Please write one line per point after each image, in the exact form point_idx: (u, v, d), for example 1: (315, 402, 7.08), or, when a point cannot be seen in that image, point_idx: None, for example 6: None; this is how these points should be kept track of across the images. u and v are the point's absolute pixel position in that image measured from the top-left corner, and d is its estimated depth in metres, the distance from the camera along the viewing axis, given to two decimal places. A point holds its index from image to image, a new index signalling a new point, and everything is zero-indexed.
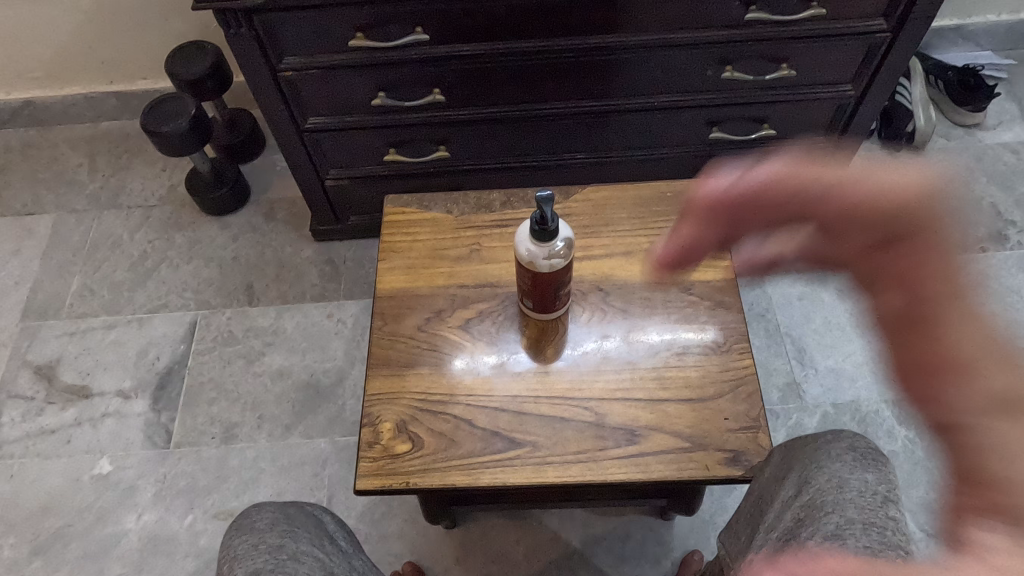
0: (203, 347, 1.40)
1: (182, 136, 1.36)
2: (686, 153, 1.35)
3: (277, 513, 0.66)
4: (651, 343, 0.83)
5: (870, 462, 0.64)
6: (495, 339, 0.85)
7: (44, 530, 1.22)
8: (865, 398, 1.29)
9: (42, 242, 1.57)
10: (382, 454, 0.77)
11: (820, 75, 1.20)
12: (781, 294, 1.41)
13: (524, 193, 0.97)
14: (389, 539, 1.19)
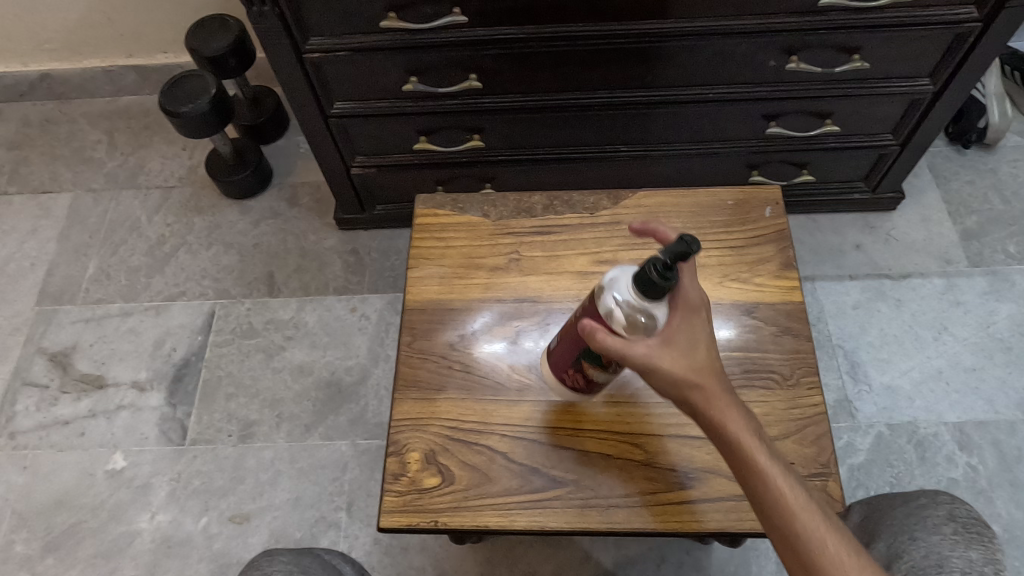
0: (222, 339, 1.35)
1: (202, 117, 1.29)
2: (738, 149, 1.25)
3: (291, 566, 0.60)
4: None
5: (974, 536, 0.58)
6: (534, 361, 0.77)
7: (56, 525, 1.18)
8: (922, 418, 1.19)
9: (58, 222, 1.52)
10: (408, 488, 0.70)
11: (896, 67, 1.09)
12: (833, 303, 1.31)
13: (568, 196, 0.89)
14: (410, 551, 1.13)
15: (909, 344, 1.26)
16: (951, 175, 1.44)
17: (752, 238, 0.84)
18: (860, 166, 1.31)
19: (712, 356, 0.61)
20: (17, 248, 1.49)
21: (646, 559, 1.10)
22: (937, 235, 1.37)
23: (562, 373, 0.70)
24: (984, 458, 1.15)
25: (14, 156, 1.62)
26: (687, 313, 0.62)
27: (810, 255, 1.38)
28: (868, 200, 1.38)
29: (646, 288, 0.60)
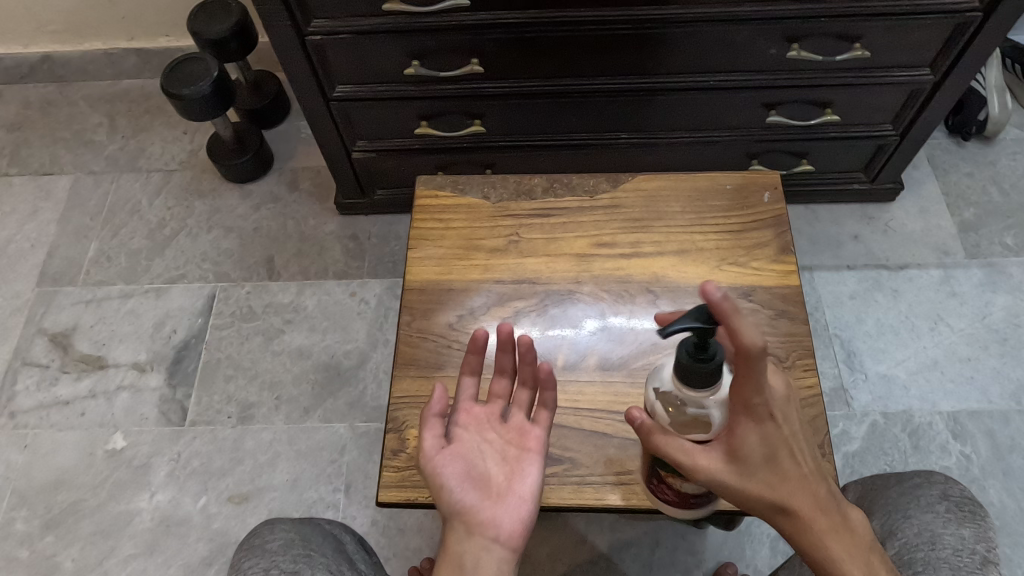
0: (221, 322, 1.35)
1: (204, 100, 1.29)
2: (739, 137, 1.25)
3: (291, 535, 0.61)
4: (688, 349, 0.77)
5: (966, 514, 0.59)
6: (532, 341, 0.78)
7: (56, 504, 1.19)
8: (917, 408, 1.20)
9: (59, 204, 1.52)
10: (407, 463, 0.72)
11: (897, 57, 1.09)
12: (830, 292, 1.32)
13: (568, 178, 0.89)
14: (407, 532, 1.14)
15: (905, 334, 1.27)
16: (950, 167, 1.44)
17: (750, 223, 0.85)
18: (859, 156, 1.31)
19: (787, 455, 0.57)
20: (17, 230, 1.49)
21: (641, 542, 1.11)
22: (935, 227, 1.38)
23: (649, 480, 0.66)
24: (977, 447, 1.16)
25: (14, 138, 1.62)
26: (759, 421, 0.56)
27: (808, 245, 1.38)
28: (866, 191, 1.38)
29: (686, 375, 0.57)
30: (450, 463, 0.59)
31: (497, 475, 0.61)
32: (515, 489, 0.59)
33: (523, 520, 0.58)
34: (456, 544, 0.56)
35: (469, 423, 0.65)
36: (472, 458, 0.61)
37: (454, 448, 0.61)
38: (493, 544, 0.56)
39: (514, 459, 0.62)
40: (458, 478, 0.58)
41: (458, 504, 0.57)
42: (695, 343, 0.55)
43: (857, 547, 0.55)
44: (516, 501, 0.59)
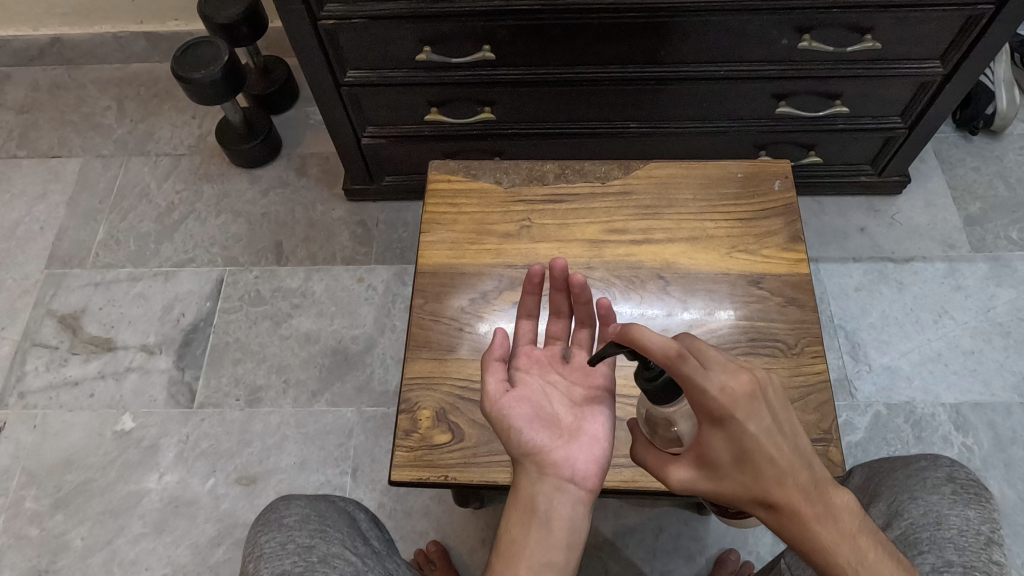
0: (229, 306, 1.36)
1: (214, 84, 1.29)
2: (748, 128, 1.26)
3: (308, 510, 0.62)
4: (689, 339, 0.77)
5: (971, 495, 0.60)
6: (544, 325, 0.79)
7: (66, 483, 1.20)
8: (920, 399, 1.21)
9: (68, 186, 1.53)
10: (419, 443, 0.73)
11: (907, 49, 1.09)
12: (835, 284, 1.33)
13: (580, 165, 0.90)
14: (414, 516, 1.15)
15: (909, 326, 1.28)
16: (957, 162, 1.45)
17: (760, 211, 0.85)
18: (866, 148, 1.32)
19: (756, 451, 0.52)
20: (26, 212, 1.50)
21: (645, 528, 1.12)
22: (941, 220, 1.38)
23: None
24: (979, 439, 1.17)
25: (23, 121, 1.62)
26: (718, 421, 0.53)
27: (815, 237, 1.39)
28: (873, 184, 1.39)
29: (649, 393, 0.60)
30: (517, 405, 0.61)
31: (567, 414, 0.63)
32: (588, 426, 0.62)
33: (599, 458, 0.60)
34: (530, 485, 0.58)
35: (531, 367, 0.67)
36: (538, 399, 0.63)
37: (519, 390, 0.63)
38: (568, 483, 0.58)
39: (582, 398, 0.64)
40: (527, 417, 0.60)
41: (529, 444, 0.59)
42: (641, 362, 0.59)
43: (850, 534, 0.49)
44: (589, 436, 0.61)
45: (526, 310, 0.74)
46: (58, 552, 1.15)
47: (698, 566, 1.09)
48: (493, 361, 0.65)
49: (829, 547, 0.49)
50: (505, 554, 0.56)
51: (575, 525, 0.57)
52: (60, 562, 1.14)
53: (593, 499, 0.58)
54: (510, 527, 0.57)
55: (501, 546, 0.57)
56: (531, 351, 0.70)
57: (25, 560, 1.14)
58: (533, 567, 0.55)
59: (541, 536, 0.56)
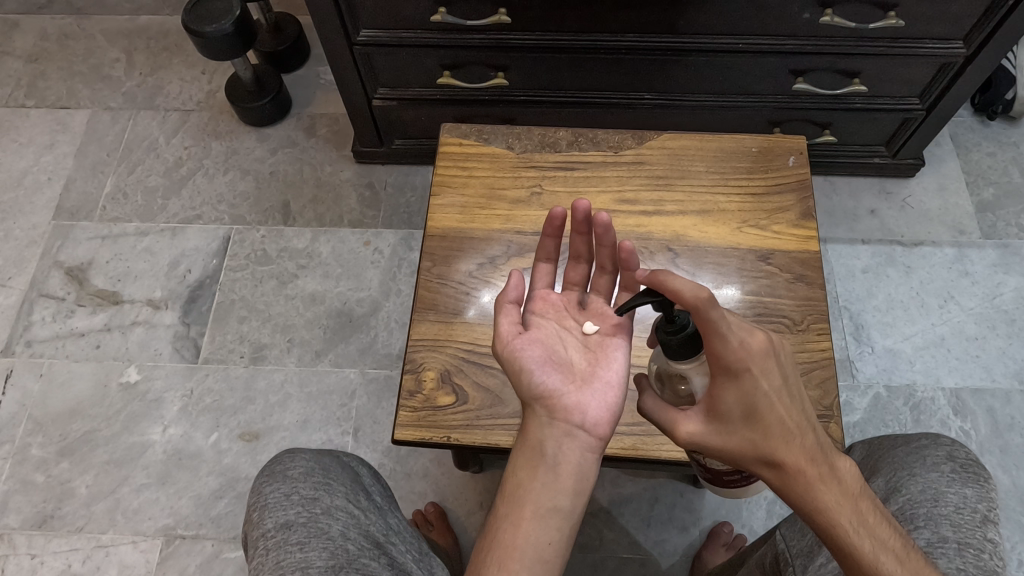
0: (236, 264, 1.36)
1: (225, 39, 1.28)
2: (764, 104, 1.24)
3: (313, 463, 0.63)
4: None
5: (970, 474, 0.61)
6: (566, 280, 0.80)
7: (71, 432, 1.22)
8: (921, 382, 1.21)
9: (76, 138, 1.52)
10: (423, 404, 0.73)
11: (931, 27, 1.07)
12: (842, 265, 1.32)
13: (594, 133, 0.89)
14: (413, 477, 1.17)
15: (914, 310, 1.28)
16: (973, 147, 1.43)
17: (773, 186, 0.85)
18: (882, 129, 1.30)
19: (767, 412, 0.52)
20: (34, 162, 1.49)
21: (640, 497, 1.13)
22: (953, 205, 1.37)
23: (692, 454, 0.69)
24: (977, 424, 1.18)
25: (31, 70, 1.60)
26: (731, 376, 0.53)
27: (824, 216, 1.38)
28: (886, 166, 1.38)
29: (670, 350, 0.60)
30: (530, 348, 0.62)
31: (582, 361, 0.64)
32: (601, 372, 0.62)
33: (610, 405, 0.61)
34: (539, 429, 0.59)
35: (547, 312, 0.68)
36: (552, 343, 0.64)
37: (533, 335, 0.64)
38: (577, 429, 0.59)
39: (597, 345, 0.65)
40: (539, 360, 0.62)
41: (540, 386, 0.60)
42: (665, 317, 0.59)
43: (848, 499, 0.50)
44: (602, 381, 0.62)
45: (545, 254, 0.74)
46: (62, 499, 1.17)
47: (691, 537, 1.10)
48: (507, 303, 0.66)
49: (832, 509, 0.50)
50: (510, 497, 0.57)
51: (582, 471, 0.57)
52: (65, 508, 1.16)
53: (603, 446, 0.59)
54: (516, 471, 0.58)
55: (507, 488, 0.58)
56: (548, 296, 0.71)
57: (31, 505, 1.16)
58: (538, 510, 0.55)
59: (547, 480, 0.57)
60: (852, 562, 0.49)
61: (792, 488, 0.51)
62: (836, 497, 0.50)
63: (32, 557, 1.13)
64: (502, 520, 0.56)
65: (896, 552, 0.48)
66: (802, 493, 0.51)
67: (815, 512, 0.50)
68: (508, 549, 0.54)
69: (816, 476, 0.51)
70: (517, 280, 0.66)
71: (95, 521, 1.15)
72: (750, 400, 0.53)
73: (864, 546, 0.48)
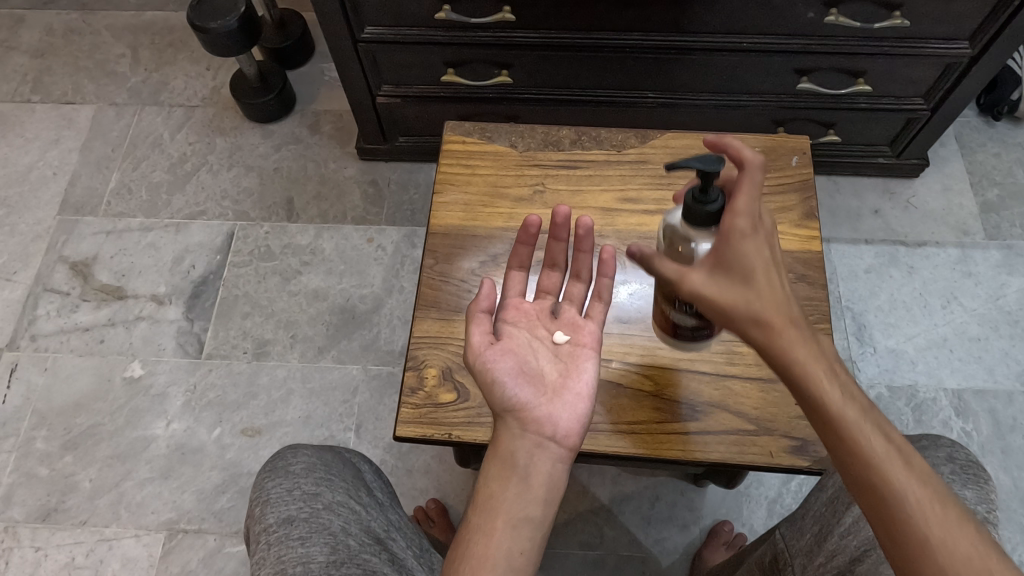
0: (240, 260, 1.37)
1: (230, 35, 1.28)
2: (767, 103, 1.24)
3: (314, 458, 0.63)
4: None
5: (970, 475, 0.61)
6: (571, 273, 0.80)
7: (75, 426, 1.23)
8: (923, 383, 1.21)
9: (81, 133, 1.53)
10: (425, 400, 0.74)
11: (937, 27, 1.07)
12: (845, 265, 1.32)
13: (597, 132, 0.89)
14: (415, 474, 1.17)
15: (917, 311, 1.28)
16: (977, 147, 1.43)
17: (776, 186, 0.85)
18: (886, 129, 1.30)
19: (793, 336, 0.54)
20: (39, 157, 1.50)
21: (640, 496, 1.14)
22: (957, 206, 1.37)
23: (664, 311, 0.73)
24: (979, 425, 1.18)
25: (37, 65, 1.61)
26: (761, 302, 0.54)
27: (827, 216, 1.38)
28: (890, 166, 1.37)
29: (690, 216, 0.66)
30: (502, 360, 0.62)
31: (553, 370, 0.64)
32: (571, 383, 0.63)
33: (580, 417, 0.61)
34: (510, 441, 0.59)
35: (519, 320, 0.68)
36: (523, 354, 0.64)
37: (505, 344, 0.64)
38: (548, 441, 0.59)
39: (568, 355, 0.66)
40: (510, 372, 0.62)
41: (511, 399, 0.60)
42: (698, 188, 0.65)
43: (828, 362, 0.53)
44: (572, 393, 0.62)
45: (518, 261, 0.74)
46: (66, 493, 1.17)
47: (691, 535, 1.11)
48: (479, 312, 0.66)
49: (865, 430, 0.50)
50: (483, 507, 0.57)
51: (553, 481, 0.58)
52: (69, 502, 1.17)
53: (571, 457, 0.60)
54: (488, 481, 0.58)
55: (478, 500, 0.58)
56: (520, 303, 0.71)
57: (35, 498, 1.17)
58: (511, 520, 0.56)
59: (519, 490, 0.57)
60: (827, 414, 0.51)
61: (780, 347, 0.54)
62: (818, 359, 0.53)
63: (36, 549, 1.13)
64: (475, 531, 0.56)
65: (865, 413, 0.51)
66: (788, 350, 0.53)
67: (798, 368, 0.53)
68: (481, 559, 0.54)
69: (803, 339, 0.54)
70: (489, 289, 0.66)
71: (99, 514, 1.16)
72: (754, 255, 0.55)
73: (897, 469, 0.48)
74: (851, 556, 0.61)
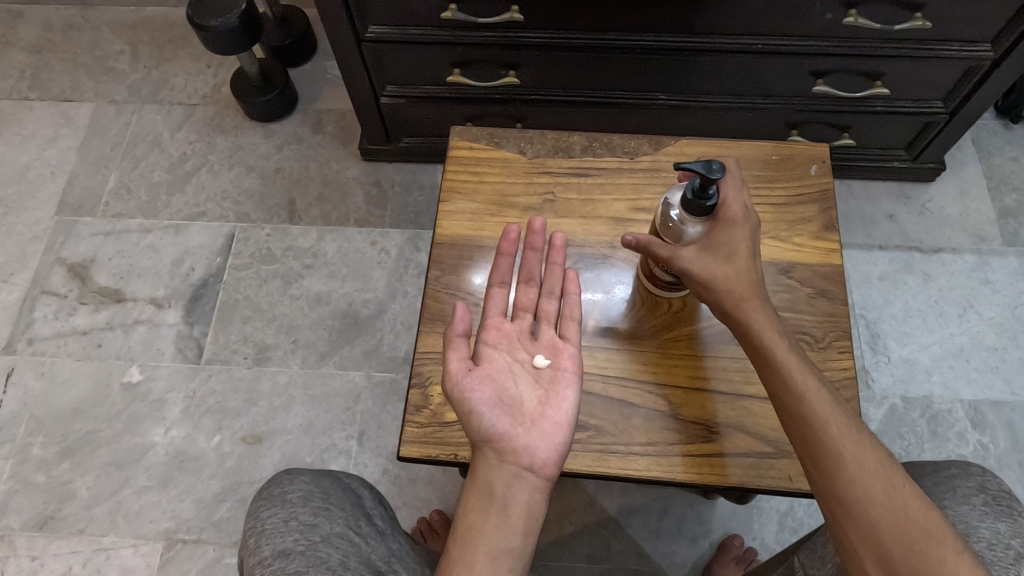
0: (241, 263, 1.34)
1: (231, 33, 1.25)
2: (781, 106, 1.21)
3: (312, 486, 0.61)
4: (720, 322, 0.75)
5: (1003, 508, 0.58)
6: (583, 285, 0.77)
7: (72, 432, 1.20)
8: (938, 394, 1.18)
9: (79, 131, 1.50)
10: (430, 420, 0.71)
11: (959, 29, 1.03)
12: (859, 271, 1.29)
13: (609, 138, 0.86)
14: (418, 483, 1.15)
15: (932, 319, 1.25)
16: (995, 150, 1.39)
17: (794, 196, 0.82)
18: (903, 133, 1.27)
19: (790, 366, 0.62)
20: (37, 156, 1.47)
21: (649, 508, 1.11)
22: (974, 211, 1.34)
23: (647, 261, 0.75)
24: (996, 437, 1.15)
25: (35, 62, 1.58)
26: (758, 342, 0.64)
27: (841, 221, 1.35)
28: (906, 170, 1.34)
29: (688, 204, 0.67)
30: (479, 389, 0.61)
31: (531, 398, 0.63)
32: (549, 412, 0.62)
33: (559, 447, 0.61)
34: (487, 471, 0.59)
35: (499, 342, 0.66)
36: (502, 381, 0.63)
37: (484, 371, 0.63)
38: (525, 471, 0.59)
39: (547, 381, 0.65)
40: (488, 403, 0.60)
41: (489, 430, 0.60)
42: (698, 185, 0.65)
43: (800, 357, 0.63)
44: (551, 423, 0.62)
45: (497, 276, 0.71)
46: (63, 500, 1.15)
47: (701, 550, 1.08)
48: (455, 336, 0.64)
49: (845, 442, 0.57)
50: (461, 540, 0.57)
51: (532, 512, 0.58)
52: (66, 510, 1.15)
53: (549, 488, 0.60)
54: (467, 512, 0.59)
55: (458, 530, 0.58)
56: (500, 322, 0.68)
57: (32, 506, 1.15)
58: (490, 552, 0.56)
59: (497, 521, 0.57)
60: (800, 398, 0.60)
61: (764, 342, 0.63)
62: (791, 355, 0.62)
63: (33, 558, 1.11)
64: (454, 563, 0.56)
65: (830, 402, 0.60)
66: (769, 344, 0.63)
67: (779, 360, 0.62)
68: None
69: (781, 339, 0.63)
70: (464, 313, 0.64)
71: (96, 523, 1.14)
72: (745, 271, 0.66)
73: (861, 463, 0.56)
74: None
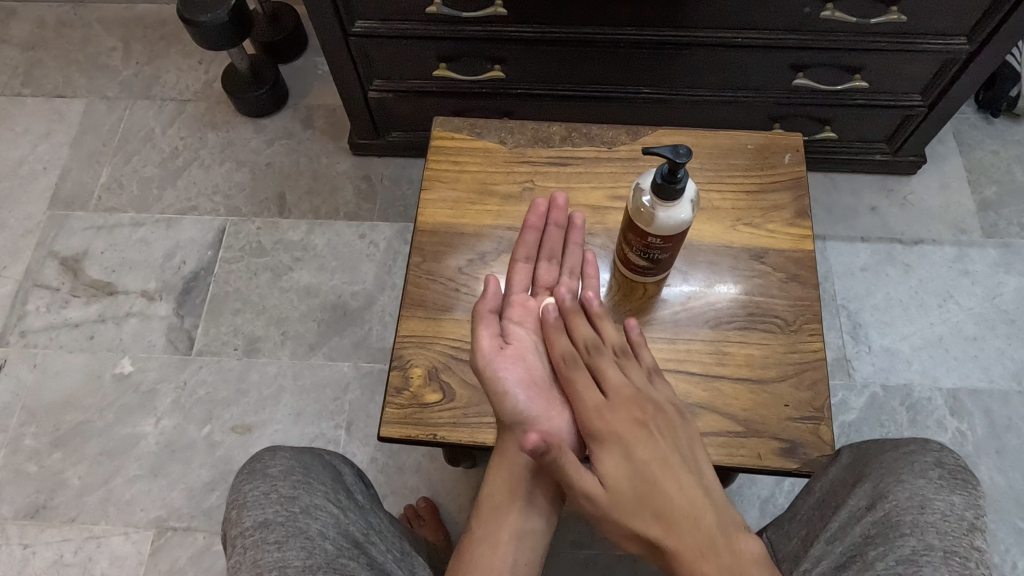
0: (231, 256, 1.36)
1: (221, 28, 1.27)
2: (763, 99, 1.23)
3: (293, 461, 0.63)
4: (695, 307, 0.77)
5: (958, 482, 0.61)
6: None
7: (64, 423, 1.22)
8: (918, 382, 1.20)
9: (72, 127, 1.51)
10: (410, 401, 0.73)
11: (934, 23, 1.05)
12: (841, 262, 1.31)
13: (588, 128, 0.88)
14: (405, 472, 1.16)
15: (913, 309, 1.27)
16: (976, 144, 1.41)
17: (768, 183, 0.84)
18: (883, 126, 1.29)
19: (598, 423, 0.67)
20: (30, 151, 1.49)
21: None
22: (954, 203, 1.36)
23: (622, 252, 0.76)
24: (974, 424, 1.17)
25: (27, 59, 1.60)
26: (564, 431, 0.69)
27: (823, 214, 1.37)
28: (887, 162, 1.36)
29: (654, 193, 0.67)
30: (509, 372, 0.69)
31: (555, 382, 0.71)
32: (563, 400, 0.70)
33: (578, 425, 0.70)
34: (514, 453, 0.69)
35: (525, 320, 0.74)
36: (529, 361, 0.71)
37: (511, 350, 0.71)
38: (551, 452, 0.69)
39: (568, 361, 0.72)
40: (517, 382, 0.69)
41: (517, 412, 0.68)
42: (669, 168, 0.64)
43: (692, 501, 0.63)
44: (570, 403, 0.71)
45: (523, 250, 0.77)
46: (55, 490, 1.17)
47: None
48: (486, 316, 0.72)
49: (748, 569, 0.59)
50: (487, 518, 0.68)
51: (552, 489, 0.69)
52: (57, 499, 1.16)
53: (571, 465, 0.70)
54: (492, 493, 0.69)
55: (483, 508, 0.69)
56: (525, 299, 0.76)
57: (24, 495, 1.16)
58: (514, 533, 0.67)
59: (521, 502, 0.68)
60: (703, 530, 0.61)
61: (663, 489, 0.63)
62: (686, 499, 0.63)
63: (24, 547, 1.13)
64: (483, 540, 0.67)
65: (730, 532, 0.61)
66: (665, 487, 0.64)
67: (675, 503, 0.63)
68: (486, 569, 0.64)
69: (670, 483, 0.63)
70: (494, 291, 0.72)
71: (87, 512, 1.15)
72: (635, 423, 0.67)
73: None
74: (836, 561, 0.60)
